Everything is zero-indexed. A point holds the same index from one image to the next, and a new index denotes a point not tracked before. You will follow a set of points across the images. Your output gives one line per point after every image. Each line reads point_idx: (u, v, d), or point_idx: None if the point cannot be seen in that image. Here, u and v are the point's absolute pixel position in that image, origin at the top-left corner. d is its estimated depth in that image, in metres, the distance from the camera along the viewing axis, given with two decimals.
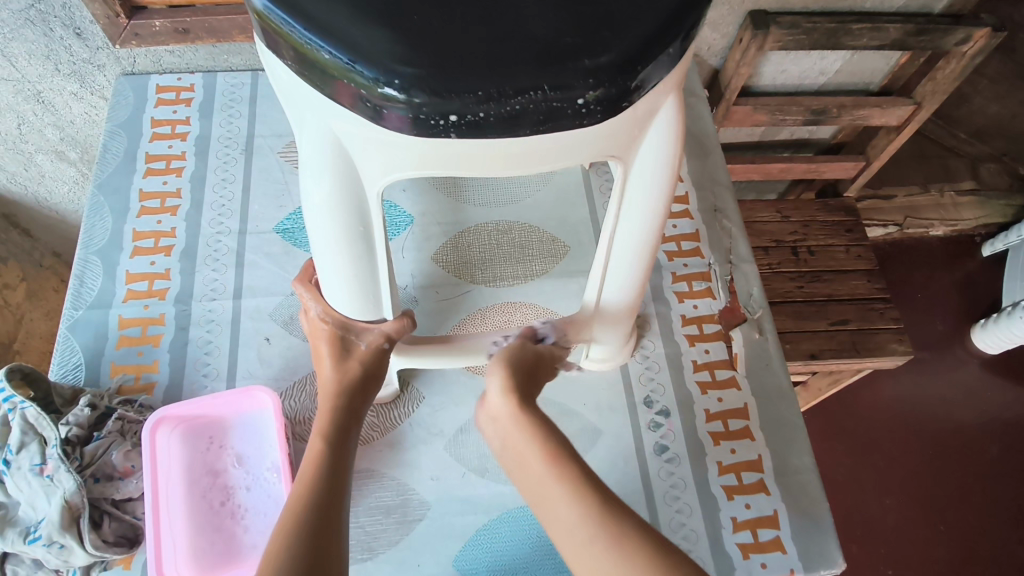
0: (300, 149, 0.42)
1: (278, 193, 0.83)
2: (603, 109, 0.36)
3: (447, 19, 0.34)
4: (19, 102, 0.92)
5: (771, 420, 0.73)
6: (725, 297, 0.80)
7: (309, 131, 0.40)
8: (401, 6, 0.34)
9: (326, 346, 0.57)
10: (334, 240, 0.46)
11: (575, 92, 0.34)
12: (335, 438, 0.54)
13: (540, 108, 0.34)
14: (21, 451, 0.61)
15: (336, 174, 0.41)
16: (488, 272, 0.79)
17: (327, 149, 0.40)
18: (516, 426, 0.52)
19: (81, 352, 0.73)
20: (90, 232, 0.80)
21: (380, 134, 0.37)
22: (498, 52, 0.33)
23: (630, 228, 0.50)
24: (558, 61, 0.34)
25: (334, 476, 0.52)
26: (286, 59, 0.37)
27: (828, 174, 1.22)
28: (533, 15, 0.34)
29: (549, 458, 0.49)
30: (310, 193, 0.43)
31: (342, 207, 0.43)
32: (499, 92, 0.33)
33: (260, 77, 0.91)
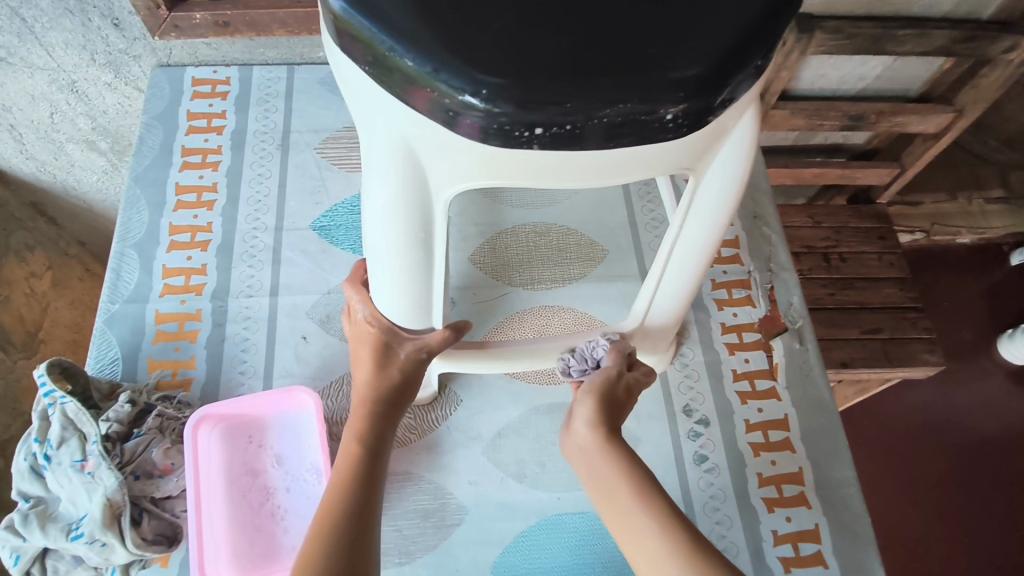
0: (364, 150, 0.41)
1: (315, 189, 0.82)
2: (689, 124, 0.35)
3: (531, 25, 0.33)
4: (53, 91, 0.91)
5: (812, 432, 0.72)
6: (765, 306, 0.79)
7: (377, 136, 0.38)
8: (483, 10, 0.33)
9: (369, 350, 0.57)
10: (395, 246, 0.45)
11: (663, 107, 0.33)
12: (371, 441, 0.56)
13: (625, 120, 0.34)
14: (61, 446, 0.61)
15: (401, 179, 0.39)
16: (526, 274, 0.79)
17: (394, 155, 0.38)
18: (601, 464, 0.56)
19: (118, 346, 0.72)
20: (127, 225, 0.79)
21: (456, 143, 0.36)
22: (586, 63, 0.32)
23: (691, 239, 0.49)
24: (647, 74, 0.33)
25: (369, 478, 0.54)
26: (361, 64, 0.35)
27: (861, 180, 1.20)
28: (619, 25, 0.33)
29: (635, 491, 0.53)
30: (374, 196, 0.42)
31: (403, 213, 0.42)
32: (587, 104, 0.32)
33: (296, 71, 0.90)
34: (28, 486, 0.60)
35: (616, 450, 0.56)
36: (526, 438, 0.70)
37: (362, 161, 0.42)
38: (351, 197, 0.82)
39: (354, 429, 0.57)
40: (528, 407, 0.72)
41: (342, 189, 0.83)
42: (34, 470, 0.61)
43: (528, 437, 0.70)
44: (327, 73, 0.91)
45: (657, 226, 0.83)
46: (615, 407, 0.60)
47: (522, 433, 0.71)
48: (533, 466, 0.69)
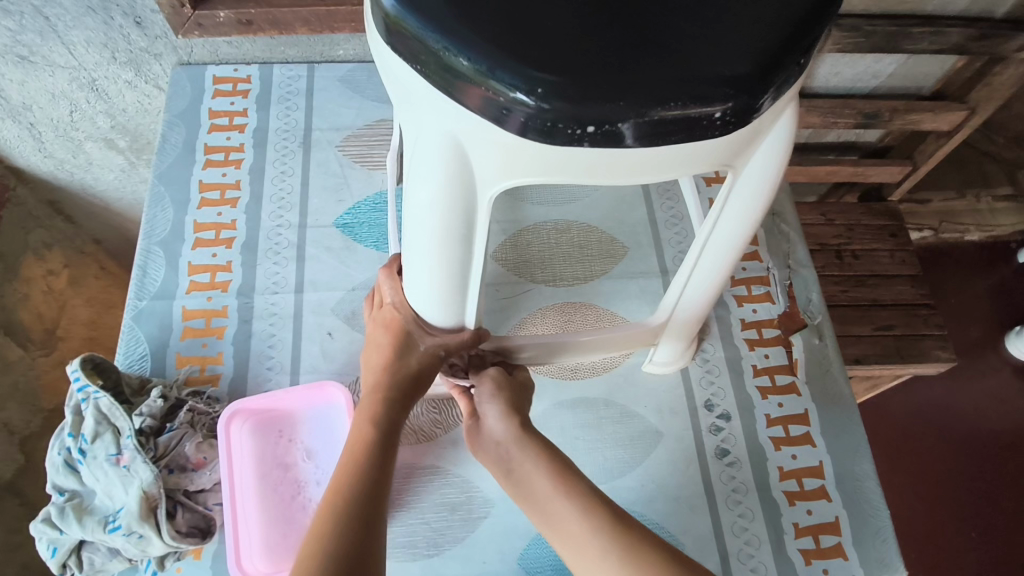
0: (409, 147, 0.41)
1: (337, 187, 0.83)
2: (738, 123, 0.35)
3: (584, 26, 0.34)
4: (74, 90, 0.91)
5: (832, 426, 0.73)
6: (784, 302, 0.80)
7: (427, 134, 0.39)
8: (535, 11, 0.34)
9: (391, 338, 0.58)
10: (436, 241, 0.45)
11: (713, 105, 0.34)
12: (383, 428, 0.56)
13: (676, 119, 0.34)
14: (95, 440, 0.61)
15: (449, 176, 0.40)
16: (547, 271, 0.80)
17: (443, 151, 0.39)
18: (521, 455, 0.57)
19: (146, 342, 0.73)
20: (152, 222, 0.80)
21: (508, 141, 0.37)
22: (639, 64, 0.33)
23: (724, 235, 0.49)
24: (697, 75, 0.33)
25: (380, 461, 0.55)
26: (414, 64, 0.36)
27: (873, 177, 1.21)
28: (669, 28, 0.34)
29: (558, 479, 0.55)
30: (418, 193, 0.42)
31: (449, 210, 0.42)
32: (640, 102, 0.33)
33: (316, 70, 0.91)
34: (63, 480, 0.61)
35: (545, 452, 0.57)
36: (550, 433, 0.71)
37: (407, 159, 0.42)
38: (373, 195, 0.83)
39: (365, 413, 0.57)
40: (551, 402, 0.73)
41: (364, 186, 0.84)
42: (69, 464, 0.62)
43: (552, 431, 0.72)
44: (347, 71, 0.91)
45: (675, 223, 0.84)
46: (521, 409, 0.60)
47: (546, 428, 0.72)
48: None
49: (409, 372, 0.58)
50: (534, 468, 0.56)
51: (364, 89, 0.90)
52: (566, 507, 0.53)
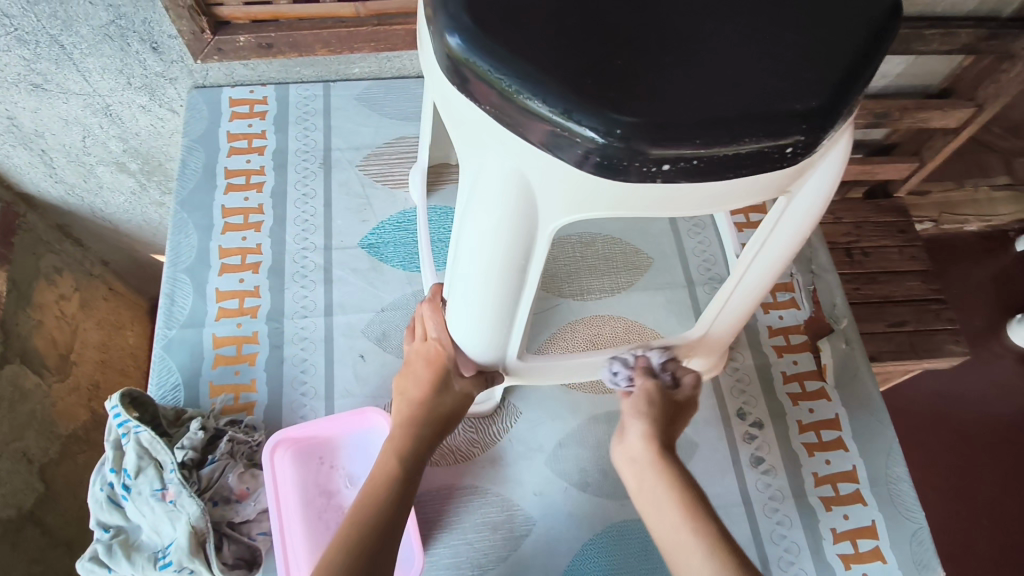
0: (469, 181, 0.42)
1: (360, 207, 0.83)
2: (806, 153, 0.36)
3: (655, 65, 0.35)
4: (87, 115, 0.90)
5: (863, 431, 0.74)
6: (809, 307, 0.81)
7: (491, 168, 0.40)
8: (604, 51, 0.35)
9: (430, 374, 0.60)
10: (491, 271, 0.46)
11: (787, 138, 0.35)
12: (409, 461, 0.57)
13: (751, 152, 0.35)
14: (139, 475, 0.61)
15: (508, 212, 0.41)
16: (575, 285, 0.80)
17: (506, 187, 0.40)
18: (658, 476, 0.55)
19: (178, 372, 0.73)
20: (176, 250, 0.80)
21: (578, 177, 0.37)
22: (713, 101, 0.34)
23: (770, 252, 0.50)
24: (772, 110, 0.34)
25: (402, 494, 0.56)
26: (484, 105, 0.37)
27: (881, 175, 1.22)
28: (737, 66, 0.36)
29: (686, 508, 0.52)
30: (477, 223, 0.43)
31: (504, 241, 0.43)
32: (717, 139, 0.34)
33: (332, 89, 0.91)
34: (107, 516, 0.61)
35: (670, 465, 0.55)
36: (586, 448, 0.72)
37: (465, 192, 0.43)
38: (397, 213, 0.83)
39: (393, 444, 0.58)
40: (586, 417, 0.74)
41: (387, 206, 0.84)
42: (112, 499, 0.62)
43: (589, 446, 0.72)
44: (362, 90, 0.91)
45: (698, 231, 0.84)
46: (668, 423, 0.59)
47: (583, 443, 0.72)
48: (595, 475, 0.70)
49: (443, 410, 0.60)
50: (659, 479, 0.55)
51: (380, 107, 0.90)
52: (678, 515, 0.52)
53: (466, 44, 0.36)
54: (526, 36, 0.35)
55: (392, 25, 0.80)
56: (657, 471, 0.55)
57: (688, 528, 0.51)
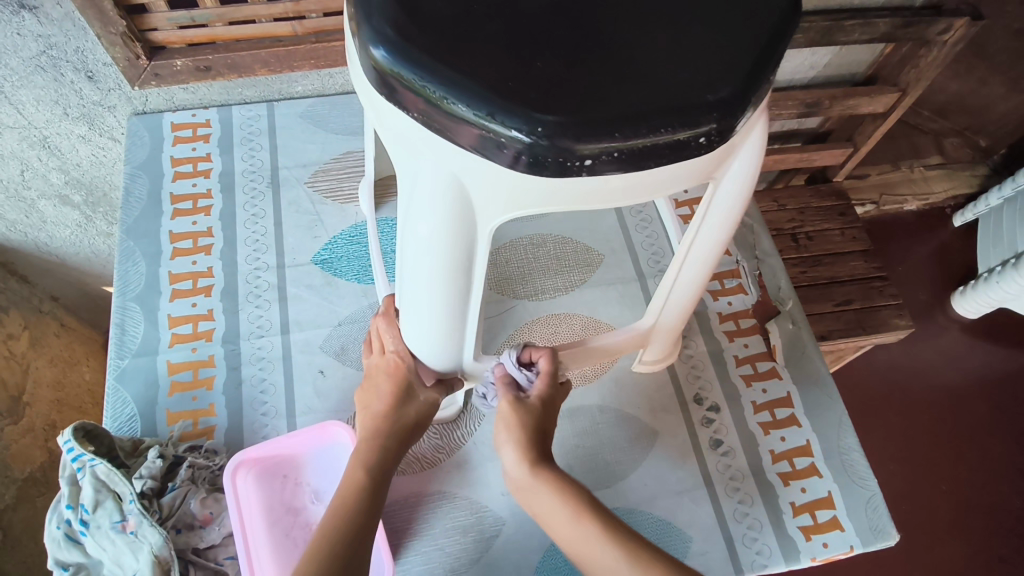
0: (407, 189, 0.43)
1: (311, 223, 0.84)
2: (722, 140, 0.39)
3: (571, 65, 0.37)
4: (24, 149, 0.88)
5: (814, 405, 0.77)
6: (755, 291, 0.84)
7: (426, 175, 0.41)
8: (524, 55, 0.37)
9: (390, 386, 0.60)
10: (436, 276, 0.47)
11: (702, 127, 0.37)
12: (376, 471, 0.58)
13: (668, 142, 0.37)
14: (96, 509, 0.60)
15: (446, 217, 0.42)
16: (529, 286, 0.81)
17: (443, 192, 0.41)
18: (542, 485, 0.57)
19: (133, 402, 0.72)
20: (124, 279, 0.79)
21: (509, 178, 0.39)
22: (631, 97, 0.36)
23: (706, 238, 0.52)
24: (686, 102, 0.37)
25: (370, 503, 0.56)
26: (411, 111, 0.38)
27: (818, 162, 1.27)
28: (654, 61, 0.38)
29: (578, 515, 0.54)
30: (417, 230, 0.44)
31: (448, 246, 0.44)
32: (635, 132, 0.36)
33: (276, 108, 0.91)
34: (66, 554, 0.60)
35: (546, 479, 0.57)
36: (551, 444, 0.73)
37: (404, 200, 0.44)
38: (348, 228, 0.84)
39: (361, 454, 0.59)
40: None
41: (338, 221, 0.84)
42: (70, 536, 0.61)
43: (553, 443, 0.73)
44: (307, 107, 0.91)
45: (645, 226, 0.87)
46: (541, 425, 0.60)
47: None
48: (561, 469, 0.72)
49: (407, 421, 0.60)
50: (559, 503, 0.56)
51: (326, 123, 0.91)
52: (582, 535, 0.53)
53: (390, 55, 0.37)
54: (447, 44, 0.37)
55: (330, 41, 0.81)
56: (549, 493, 0.57)
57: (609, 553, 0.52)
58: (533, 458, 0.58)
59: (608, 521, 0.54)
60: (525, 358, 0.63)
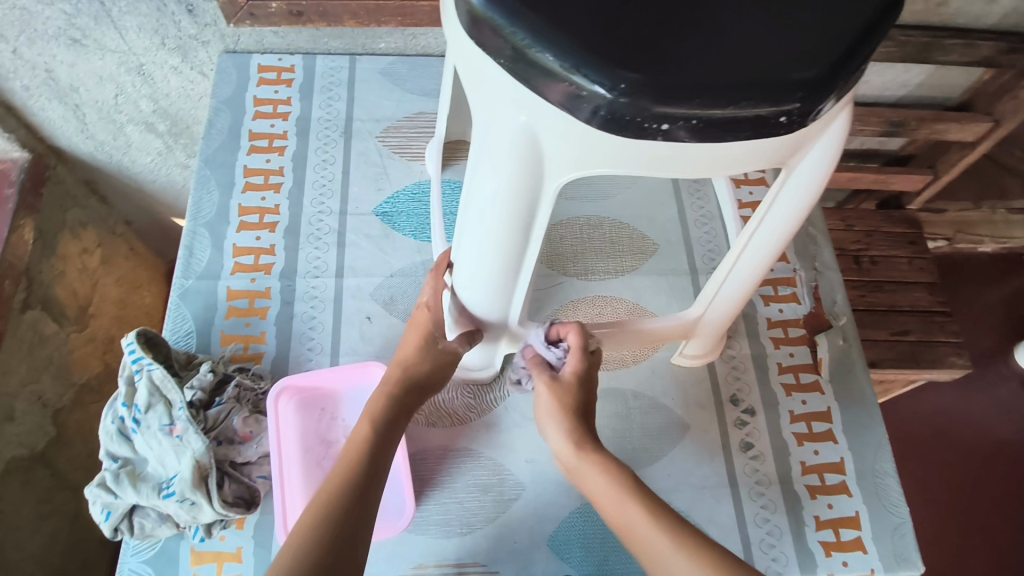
0: (479, 140, 0.45)
1: (377, 176, 0.86)
2: (801, 122, 0.39)
3: (661, 28, 0.37)
4: (121, 74, 0.93)
5: (855, 424, 0.75)
6: (809, 303, 0.82)
7: (501, 127, 0.42)
8: (615, 12, 0.37)
9: (413, 346, 0.64)
10: (495, 229, 0.49)
11: (784, 106, 0.37)
12: (387, 421, 0.60)
13: (747, 116, 0.37)
14: (148, 411, 0.64)
15: (513, 172, 0.43)
16: (580, 265, 0.82)
17: (514, 146, 0.42)
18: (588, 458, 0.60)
19: (192, 319, 0.76)
20: (198, 204, 0.83)
21: (583, 134, 0.39)
22: (717, 67, 0.36)
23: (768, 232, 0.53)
24: (772, 77, 0.37)
25: (380, 453, 0.58)
26: (497, 57, 0.39)
27: (894, 186, 1.23)
28: (745, 34, 0.37)
29: (621, 485, 0.57)
30: (484, 183, 0.46)
31: (510, 200, 0.46)
32: (715, 100, 0.36)
33: (357, 62, 0.94)
34: (116, 447, 0.64)
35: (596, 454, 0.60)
36: None
37: (474, 152, 0.46)
38: (411, 185, 0.86)
39: (372, 410, 0.61)
40: None
41: (402, 176, 0.86)
42: (122, 432, 0.65)
43: None
44: (386, 65, 0.94)
45: (705, 222, 0.85)
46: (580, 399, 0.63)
47: None
48: None
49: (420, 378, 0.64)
50: (610, 485, 0.57)
51: (403, 82, 0.93)
52: (621, 499, 0.56)
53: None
54: None
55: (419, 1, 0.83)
56: (598, 473, 0.58)
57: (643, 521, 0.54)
58: (583, 441, 0.61)
59: (654, 506, 0.55)
60: (553, 335, 0.65)
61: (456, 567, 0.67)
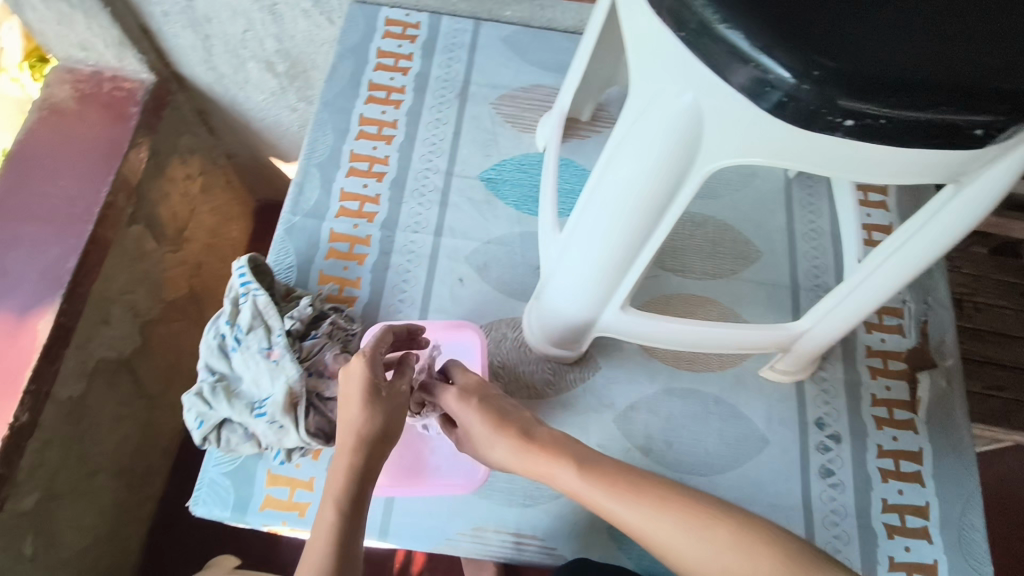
0: (631, 119, 0.44)
1: (486, 142, 0.86)
2: (994, 137, 0.36)
3: (861, 21, 0.35)
4: (253, 9, 0.95)
5: (946, 470, 0.71)
6: (915, 337, 0.78)
7: (661, 107, 0.41)
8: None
9: (356, 394, 0.56)
10: (625, 210, 0.49)
11: (984, 116, 0.35)
12: (360, 462, 0.53)
13: (940, 122, 0.35)
14: (249, 332, 0.67)
15: (663, 154, 0.43)
16: (677, 261, 0.80)
17: (672, 126, 0.41)
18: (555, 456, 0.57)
19: (294, 255, 0.78)
20: (312, 145, 0.85)
21: (755, 118, 0.39)
22: (918, 66, 0.34)
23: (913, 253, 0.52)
24: (976, 84, 0.34)
25: (359, 498, 0.52)
26: (678, 29, 0.38)
27: (1009, 232, 1.16)
28: (947, 38, 0.36)
29: (607, 480, 0.54)
30: (625, 164, 0.46)
31: (650, 184, 0.45)
32: (912, 100, 0.34)
33: (482, 27, 0.94)
34: (216, 362, 0.67)
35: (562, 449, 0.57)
36: (657, 416, 0.73)
37: (622, 131, 0.46)
38: (520, 155, 0.86)
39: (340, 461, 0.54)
40: (664, 387, 0.75)
41: (512, 146, 0.86)
42: (222, 349, 0.68)
43: (659, 416, 0.73)
44: (510, 33, 0.93)
45: (814, 237, 0.82)
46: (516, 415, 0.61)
47: (654, 411, 0.73)
48: (660, 442, 0.72)
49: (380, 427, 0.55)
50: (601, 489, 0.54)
51: (524, 52, 0.92)
52: (611, 492, 0.53)
53: None
54: None
55: None
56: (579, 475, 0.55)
57: (644, 510, 0.52)
58: (549, 449, 0.57)
59: (649, 492, 0.53)
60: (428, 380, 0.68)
61: (515, 535, 0.68)
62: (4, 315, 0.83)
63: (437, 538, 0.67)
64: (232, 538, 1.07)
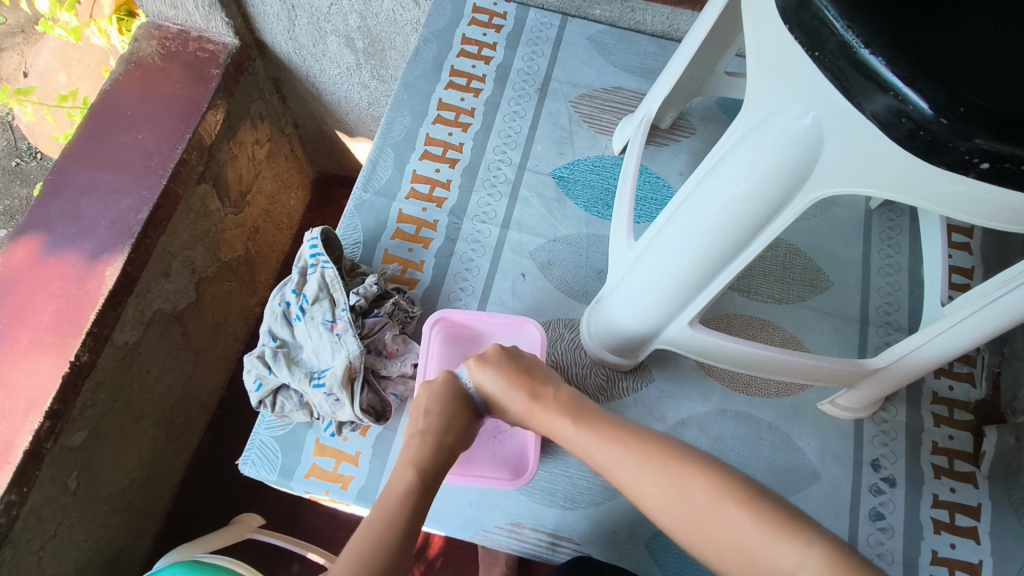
0: (734, 143, 0.44)
1: (562, 140, 0.86)
2: None
3: (995, 71, 0.34)
4: None
5: (1005, 530, 0.68)
6: (985, 389, 0.76)
7: (771, 134, 0.41)
8: (948, 43, 0.35)
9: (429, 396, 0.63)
10: (711, 233, 0.48)
11: None
12: (433, 441, 0.59)
13: None
14: (314, 303, 0.68)
15: (764, 182, 0.42)
16: (744, 281, 0.78)
17: (782, 151, 0.40)
18: (587, 422, 0.56)
19: (361, 231, 0.79)
20: (390, 125, 0.85)
21: (877, 150, 0.37)
22: None
23: (995, 310, 0.52)
24: None
25: (436, 470, 0.57)
26: (812, 50, 0.36)
27: None
28: None
29: (621, 441, 0.53)
30: (719, 188, 0.45)
31: (743, 209, 0.45)
32: None
33: (568, 23, 0.93)
34: (279, 328, 0.69)
35: (595, 421, 0.56)
36: (706, 435, 0.72)
37: (722, 153, 0.45)
38: (595, 156, 0.85)
39: (411, 457, 0.57)
40: (716, 407, 0.73)
41: (587, 146, 0.86)
42: (285, 316, 0.69)
43: (709, 436, 0.72)
44: (596, 32, 0.93)
45: (890, 273, 0.80)
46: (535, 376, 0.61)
47: (704, 429, 0.72)
48: None
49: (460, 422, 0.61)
50: (644, 470, 0.51)
51: (608, 53, 0.92)
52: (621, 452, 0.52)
53: None
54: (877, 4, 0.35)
55: None
56: (606, 443, 0.54)
57: (652, 478, 0.50)
58: (582, 411, 0.57)
59: (660, 455, 0.51)
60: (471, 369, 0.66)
61: (551, 536, 0.67)
62: (75, 258, 0.81)
63: (475, 529, 0.67)
64: (256, 499, 1.08)
